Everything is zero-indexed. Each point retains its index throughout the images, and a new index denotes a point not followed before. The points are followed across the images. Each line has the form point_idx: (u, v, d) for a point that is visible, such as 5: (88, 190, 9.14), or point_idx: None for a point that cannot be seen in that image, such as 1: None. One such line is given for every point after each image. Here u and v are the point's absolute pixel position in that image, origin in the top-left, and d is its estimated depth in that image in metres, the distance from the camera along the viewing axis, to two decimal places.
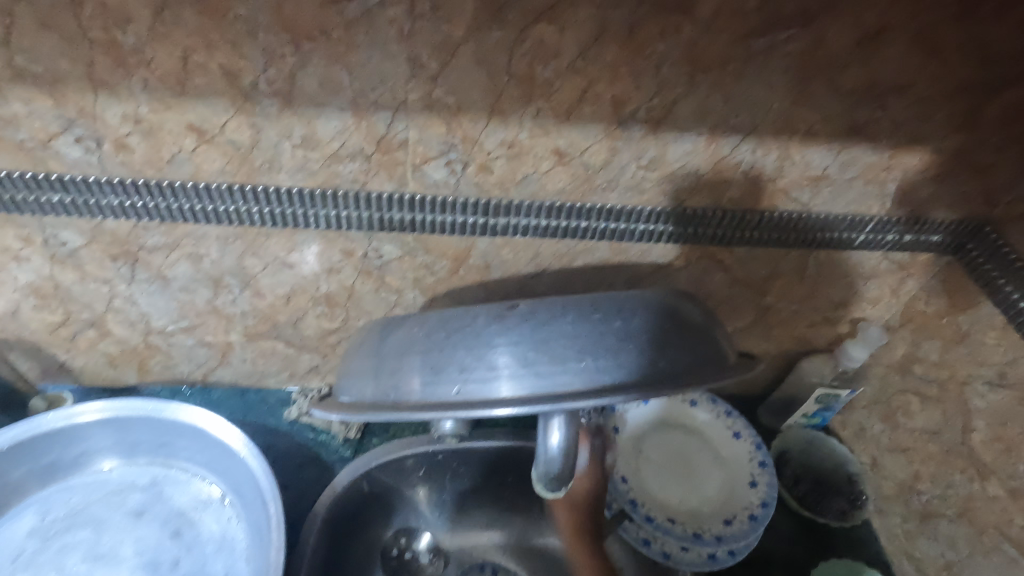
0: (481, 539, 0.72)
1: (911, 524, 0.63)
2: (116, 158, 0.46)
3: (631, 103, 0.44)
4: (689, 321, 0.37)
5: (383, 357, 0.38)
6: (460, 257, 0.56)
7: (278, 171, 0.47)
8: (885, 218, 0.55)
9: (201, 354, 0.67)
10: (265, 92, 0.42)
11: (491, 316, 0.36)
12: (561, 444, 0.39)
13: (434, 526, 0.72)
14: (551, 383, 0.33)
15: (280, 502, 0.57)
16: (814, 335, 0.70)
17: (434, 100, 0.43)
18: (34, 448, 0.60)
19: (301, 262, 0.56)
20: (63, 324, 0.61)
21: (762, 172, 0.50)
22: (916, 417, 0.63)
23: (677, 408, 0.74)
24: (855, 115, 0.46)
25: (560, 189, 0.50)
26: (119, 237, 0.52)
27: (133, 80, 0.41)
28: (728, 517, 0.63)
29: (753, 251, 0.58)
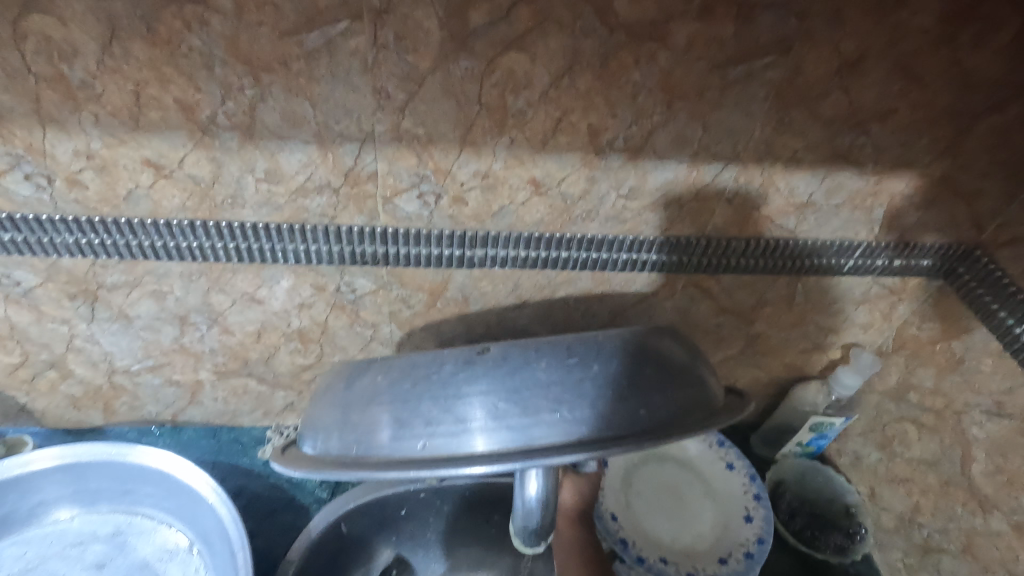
0: None
1: (912, 558, 0.61)
2: (69, 195, 0.43)
3: (608, 133, 0.42)
4: (672, 362, 0.35)
5: (345, 408, 0.36)
6: (437, 291, 0.54)
7: (242, 206, 0.45)
8: (874, 243, 0.54)
9: (169, 393, 0.64)
10: (224, 125, 0.40)
11: (460, 362, 0.33)
12: (537, 496, 0.36)
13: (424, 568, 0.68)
14: (525, 436, 0.30)
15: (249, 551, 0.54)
16: (805, 362, 0.68)
17: (403, 132, 0.41)
18: None
19: (270, 298, 0.53)
20: (21, 365, 0.58)
21: (745, 200, 0.49)
22: (913, 446, 0.61)
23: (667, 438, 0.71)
24: (840, 142, 0.45)
25: (538, 220, 0.48)
26: (77, 276, 0.50)
27: (82, 116, 0.39)
28: (723, 555, 0.61)
29: (740, 279, 0.56)
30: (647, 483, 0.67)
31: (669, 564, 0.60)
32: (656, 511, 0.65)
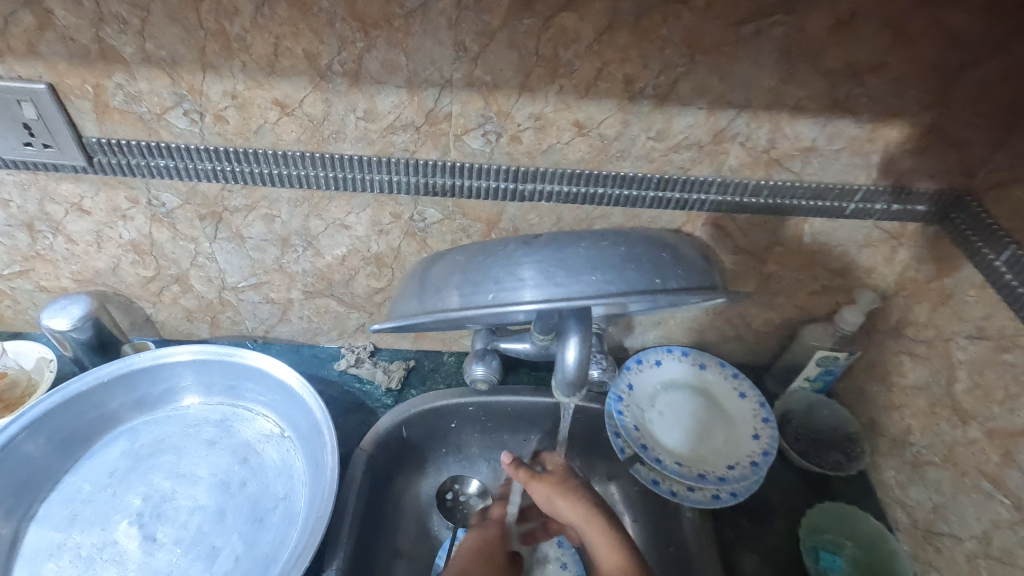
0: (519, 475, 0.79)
1: (903, 474, 0.69)
2: (214, 129, 0.56)
3: (640, 81, 0.52)
4: (684, 254, 0.45)
5: (432, 281, 0.47)
6: (492, 222, 0.64)
7: (343, 140, 0.57)
8: (874, 188, 0.61)
9: (265, 310, 0.77)
10: (338, 72, 0.51)
11: (520, 243, 0.44)
12: (574, 361, 0.47)
13: (480, 473, 0.81)
14: (567, 290, 0.41)
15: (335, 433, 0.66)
16: (814, 303, 0.76)
17: (474, 78, 0.52)
18: (127, 383, 0.70)
19: (356, 224, 0.65)
20: (154, 278, 0.72)
21: (757, 144, 0.57)
22: (908, 375, 0.69)
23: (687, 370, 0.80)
24: (838, 93, 0.53)
25: (580, 158, 0.58)
26: (209, 198, 0.62)
27: (234, 63, 0.51)
28: (731, 462, 0.70)
29: (753, 219, 0.65)
30: (668, 404, 0.77)
31: (683, 466, 0.70)
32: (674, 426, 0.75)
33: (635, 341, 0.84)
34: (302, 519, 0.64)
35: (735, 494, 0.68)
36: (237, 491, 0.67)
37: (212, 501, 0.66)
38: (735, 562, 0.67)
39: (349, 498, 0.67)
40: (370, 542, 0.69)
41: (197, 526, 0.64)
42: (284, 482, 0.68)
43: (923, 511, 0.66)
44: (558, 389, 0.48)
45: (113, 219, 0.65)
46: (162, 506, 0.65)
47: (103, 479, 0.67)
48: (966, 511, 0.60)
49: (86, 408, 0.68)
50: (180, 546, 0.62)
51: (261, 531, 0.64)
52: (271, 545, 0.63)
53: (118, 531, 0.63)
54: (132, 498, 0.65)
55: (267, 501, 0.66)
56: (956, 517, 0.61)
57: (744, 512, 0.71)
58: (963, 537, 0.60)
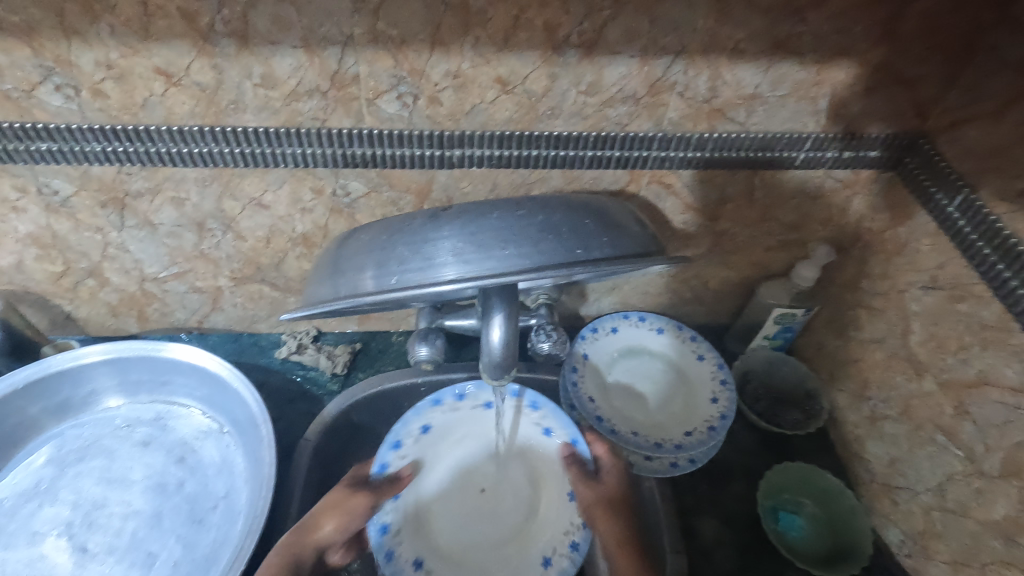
0: None
1: (861, 429, 0.68)
2: (94, 105, 0.50)
3: (563, 28, 0.47)
4: (612, 221, 0.42)
5: (343, 263, 0.44)
6: (423, 192, 0.60)
7: (243, 111, 0.51)
8: (823, 135, 0.58)
9: (194, 300, 0.72)
10: (223, 32, 0.45)
11: (429, 219, 0.41)
12: (500, 340, 0.43)
13: None
14: (477, 268, 0.37)
15: (273, 426, 0.62)
16: (770, 260, 0.73)
17: (378, 33, 0.46)
18: (46, 386, 0.66)
19: (275, 203, 0.60)
20: (64, 274, 0.66)
21: (697, 93, 0.53)
22: (864, 328, 0.67)
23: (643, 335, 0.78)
24: (778, 32, 0.49)
25: (508, 118, 0.54)
26: (106, 183, 0.56)
27: (100, 26, 0.44)
28: (689, 429, 0.68)
29: (700, 174, 0.61)
30: (627, 371, 0.75)
31: (639, 436, 0.67)
32: (632, 395, 0.73)
33: (591, 309, 0.81)
34: (243, 517, 0.61)
35: (694, 460, 0.67)
36: (174, 492, 0.63)
37: (147, 505, 0.62)
38: (695, 528, 0.66)
39: (294, 496, 0.63)
40: None
41: (131, 532, 0.60)
42: (224, 479, 0.65)
43: (881, 465, 0.65)
44: (486, 373, 0.45)
45: (4, 212, 0.59)
46: (93, 514, 0.61)
47: (25, 490, 0.63)
48: (921, 465, 0.59)
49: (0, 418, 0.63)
50: (113, 555, 0.59)
51: (200, 532, 0.61)
52: (210, 546, 0.60)
53: (44, 544, 0.59)
54: (60, 508, 0.61)
55: (206, 500, 0.63)
56: (912, 471, 0.60)
57: (704, 476, 0.70)
58: (919, 490, 0.59)
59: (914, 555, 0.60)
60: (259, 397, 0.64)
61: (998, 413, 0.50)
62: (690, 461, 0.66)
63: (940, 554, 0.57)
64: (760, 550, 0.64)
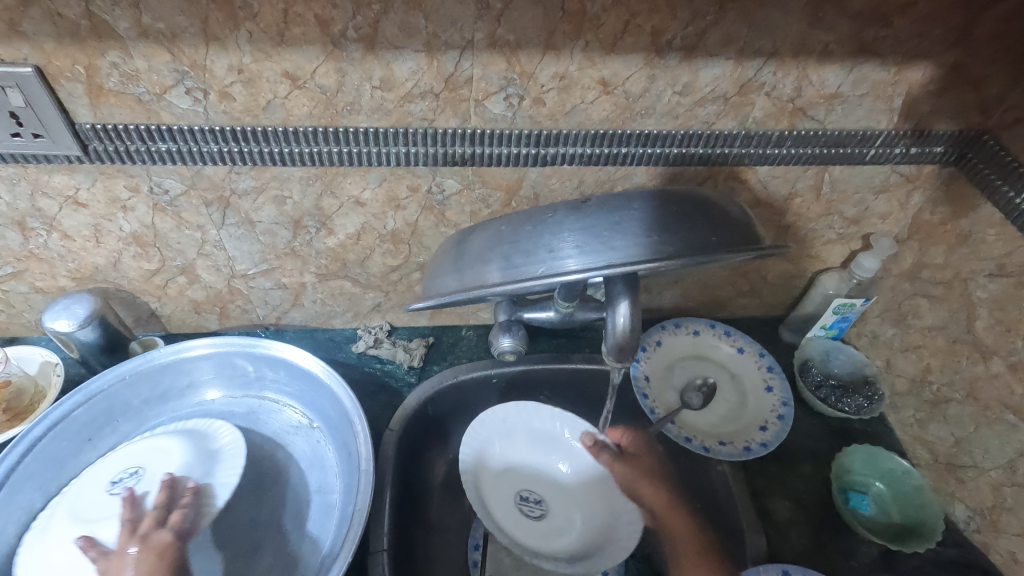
0: None
1: (922, 412, 0.71)
2: (219, 107, 0.52)
3: (668, 32, 0.50)
4: (731, 212, 0.45)
5: (472, 255, 0.47)
6: (513, 189, 0.63)
7: (358, 113, 0.54)
8: (893, 132, 0.61)
9: (276, 296, 0.74)
10: (352, 38, 0.48)
11: (568, 210, 0.44)
12: (626, 325, 0.46)
13: None
14: (623, 253, 0.41)
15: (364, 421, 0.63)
16: (829, 253, 0.76)
17: (496, 38, 0.49)
18: (150, 379, 0.68)
19: (370, 200, 0.63)
20: (157, 272, 0.69)
21: (782, 93, 0.56)
22: (925, 316, 0.70)
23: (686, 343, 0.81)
24: (864, 36, 0.52)
25: (604, 117, 0.57)
26: (215, 182, 0.59)
27: (239, 33, 0.47)
28: (762, 424, 0.72)
29: (774, 170, 0.64)
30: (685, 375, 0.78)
31: (726, 445, 0.70)
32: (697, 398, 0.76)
33: (651, 303, 0.83)
34: (338, 510, 0.63)
35: (766, 444, 0.70)
36: (271, 485, 0.66)
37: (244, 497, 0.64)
38: (770, 508, 0.69)
39: (386, 483, 0.66)
40: (407, 526, 0.69)
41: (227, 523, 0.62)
42: (317, 473, 0.67)
43: (944, 446, 0.68)
44: (608, 357, 0.47)
45: (112, 211, 0.61)
46: None
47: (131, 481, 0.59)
48: (990, 443, 0.62)
49: (110, 403, 0.66)
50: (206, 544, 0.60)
51: (298, 525, 0.62)
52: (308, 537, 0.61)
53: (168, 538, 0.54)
54: None
55: (301, 493, 0.65)
56: (979, 450, 0.64)
57: (772, 461, 0.73)
58: (987, 468, 0.63)
59: (982, 529, 0.63)
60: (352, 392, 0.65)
61: None
62: (761, 445, 0.70)
63: (1011, 527, 0.60)
64: (833, 528, 0.67)
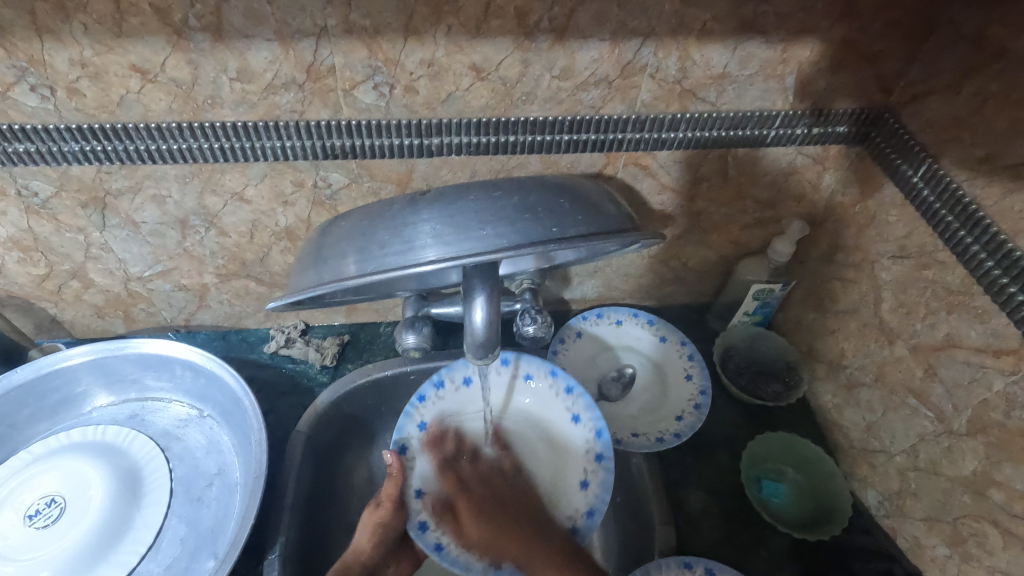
0: None
1: (839, 397, 0.70)
2: (70, 104, 0.50)
3: (533, 14, 0.48)
4: (589, 198, 0.42)
5: (324, 249, 0.44)
6: (404, 181, 0.61)
7: (220, 106, 0.52)
8: (791, 112, 0.59)
9: (180, 298, 0.72)
10: (196, 27, 0.46)
11: (406, 203, 0.41)
12: (483, 321, 0.44)
13: None
14: (458, 248, 0.38)
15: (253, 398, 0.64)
16: (748, 238, 0.75)
17: (351, 24, 0.47)
18: (19, 402, 0.66)
19: (256, 197, 0.60)
20: (47, 277, 0.66)
21: (668, 75, 0.54)
22: (839, 299, 0.69)
23: (609, 334, 0.79)
24: (742, 12, 0.50)
25: (484, 104, 0.54)
26: (86, 183, 0.57)
27: (73, 25, 0.45)
28: (678, 413, 0.71)
29: (674, 155, 0.62)
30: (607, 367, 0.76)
31: (640, 436, 0.69)
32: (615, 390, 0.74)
33: (574, 294, 0.82)
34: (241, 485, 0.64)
35: (680, 434, 0.68)
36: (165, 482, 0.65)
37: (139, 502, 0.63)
38: (683, 499, 0.67)
39: (288, 486, 0.64)
40: (315, 524, 0.68)
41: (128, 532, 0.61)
42: (214, 457, 0.67)
43: (858, 431, 0.67)
44: (470, 354, 0.46)
45: None
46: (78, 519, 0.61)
47: (51, 511, 0.58)
48: (896, 428, 0.61)
49: None
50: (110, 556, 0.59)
51: (200, 509, 0.63)
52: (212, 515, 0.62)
53: (125, 551, 0.58)
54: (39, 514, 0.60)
55: (200, 479, 0.65)
56: (887, 434, 0.62)
57: (690, 451, 0.72)
58: (894, 452, 0.62)
59: (891, 515, 0.62)
60: (238, 374, 0.66)
61: (965, 373, 0.53)
62: (675, 436, 0.68)
63: (916, 512, 0.59)
64: (745, 517, 0.66)
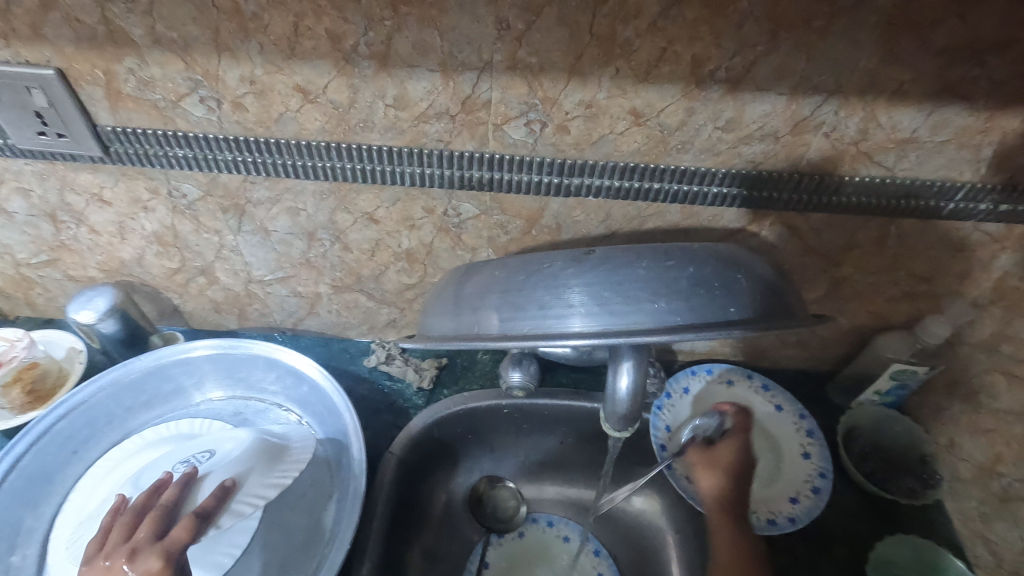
0: (559, 496, 0.79)
1: (987, 507, 0.61)
2: (232, 117, 0.51)
3: (711, 62, 0.45)
4: (762, 275, 0.38)
5: (468, 297, 0.42)
6: (533, 217, 0.58)
7: (371, 130, 0.51)
8: (978, 185, 0.52)
9: (292, 303, 0.73)
10: (364, 54, 0.45)
11: (567, 260, 0.38)
12: (629, 387, 0.41)
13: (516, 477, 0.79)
14: (624, 320, 0.35)
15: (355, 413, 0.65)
16: (892, 311, 0.67)
17: (517, 61, 0.45)
18: (134, 387, 0.69)
19: (385, 218, 0.60)
20: (178, 271, 0.69)
21: (844, 134, 0.49)
22: (1000, 397, 0.60)
23: (717, 394, 0.74)
24: (950, 76, 0.44)
25: (635, 150, 0.51)
26: (231, 190, 0.58)
27: (250, 45, 0.45)
28: (793, 495, 0.65)
29: (831, 218, 0.57)
30: None
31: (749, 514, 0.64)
32: None
33: (684, 344, 0.77)
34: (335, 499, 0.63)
35: (794, 520, 0.63)
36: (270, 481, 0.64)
37: None
38: None
39: (377, 511, 0.63)
40: (398, 553, 0.67)
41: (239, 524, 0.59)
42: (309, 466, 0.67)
43: (1010, 550, 0.59)
44: (609, 421, 0.43)
45: (134, 211, 0.61)
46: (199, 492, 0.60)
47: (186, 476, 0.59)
48: None
49: (93, 415, 0.66)
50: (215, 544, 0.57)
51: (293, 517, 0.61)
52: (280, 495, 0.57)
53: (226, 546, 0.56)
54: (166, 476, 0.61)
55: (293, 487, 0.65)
56: None
57: (801, 537, 0.65)
58: None
59: None
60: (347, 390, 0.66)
61: None
62: (789, 520, 0.63)
63: None
64: None
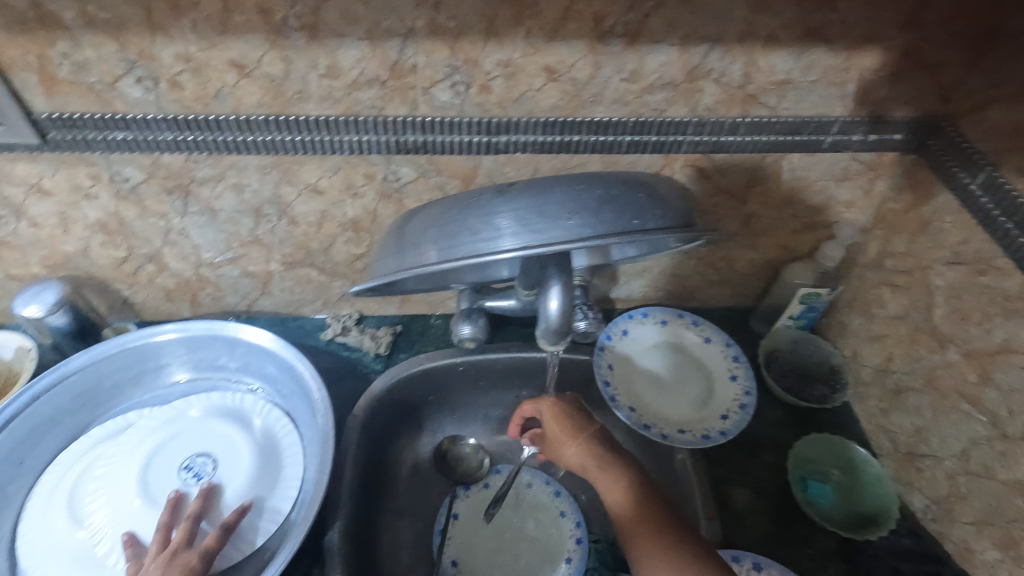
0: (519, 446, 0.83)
1: (885, 402, 0.71)
2: (170, 96, 0.54)
3: (609, 18, 0.50)
4: (664, 194, 0.44)
5: (409, 236, 0.46)
6: (468, 177, 0.63)
7: (307, 101, 0.55)
8: (850, 119, 0.61)
9: (245, 284, 0.76)
10: (294, 26, 0.49)
11: (494, 192, 0.44)
12: (557, 309, 0.48)
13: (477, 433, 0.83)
14: (545, 235, 0.40)
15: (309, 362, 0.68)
16: (796, 243, 0.76)
17: (437, 26, 0.50)
18: (76, 388, 0.68)
19: (328, 189, 0.63)
20: (126, 260, 0.70)
21: (731, 79, 0.56)
22: (888, 305, 0.70)
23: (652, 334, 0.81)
24: (810, 21, 0.52)
25: (553, 104, 0.57)
26: (174, 170, 0.60)
27: (183, 22, 0.48)
28: (723, 412, 0.72)
29: (732, 158, 0.64)
30: (650, 366, 0.78)
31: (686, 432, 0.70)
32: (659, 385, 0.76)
33: (620, 292, 0.84)
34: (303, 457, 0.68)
35: (725, 432, 0.70)
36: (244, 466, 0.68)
37: None
38: (727, 496, 0.69)
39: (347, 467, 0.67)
40: (368, 509, 0.71)
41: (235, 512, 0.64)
42: None
43: (905, 435, 0.68)
44: (542, 338, 0.49)
45: (76, 200, 0.62)
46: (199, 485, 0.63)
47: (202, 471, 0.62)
48: (947, 433, 0.61)
49: (39, 420, 0.66)
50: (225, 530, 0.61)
51: None
52: (262, 475, 0.63)
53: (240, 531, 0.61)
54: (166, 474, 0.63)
55: None
56: (936, 438, 0.63)
57: (734, 449, 0.73)
58: (943, 457, 0.62)
59: (938, 519, 0.63)
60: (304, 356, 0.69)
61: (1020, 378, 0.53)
62: (721, 433, 0.69)
63: (965, 516, 0.60)
64: (789, 516, 0.67)
